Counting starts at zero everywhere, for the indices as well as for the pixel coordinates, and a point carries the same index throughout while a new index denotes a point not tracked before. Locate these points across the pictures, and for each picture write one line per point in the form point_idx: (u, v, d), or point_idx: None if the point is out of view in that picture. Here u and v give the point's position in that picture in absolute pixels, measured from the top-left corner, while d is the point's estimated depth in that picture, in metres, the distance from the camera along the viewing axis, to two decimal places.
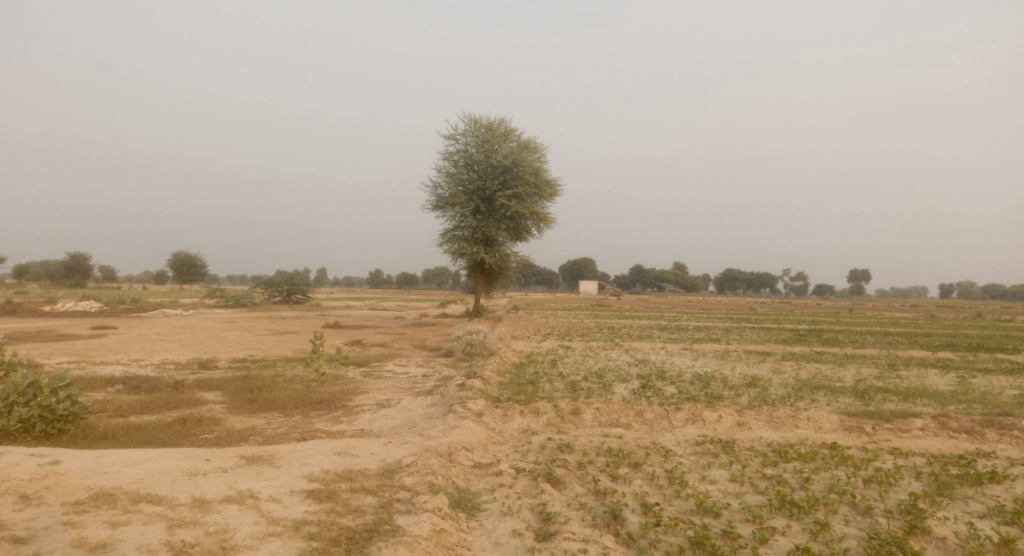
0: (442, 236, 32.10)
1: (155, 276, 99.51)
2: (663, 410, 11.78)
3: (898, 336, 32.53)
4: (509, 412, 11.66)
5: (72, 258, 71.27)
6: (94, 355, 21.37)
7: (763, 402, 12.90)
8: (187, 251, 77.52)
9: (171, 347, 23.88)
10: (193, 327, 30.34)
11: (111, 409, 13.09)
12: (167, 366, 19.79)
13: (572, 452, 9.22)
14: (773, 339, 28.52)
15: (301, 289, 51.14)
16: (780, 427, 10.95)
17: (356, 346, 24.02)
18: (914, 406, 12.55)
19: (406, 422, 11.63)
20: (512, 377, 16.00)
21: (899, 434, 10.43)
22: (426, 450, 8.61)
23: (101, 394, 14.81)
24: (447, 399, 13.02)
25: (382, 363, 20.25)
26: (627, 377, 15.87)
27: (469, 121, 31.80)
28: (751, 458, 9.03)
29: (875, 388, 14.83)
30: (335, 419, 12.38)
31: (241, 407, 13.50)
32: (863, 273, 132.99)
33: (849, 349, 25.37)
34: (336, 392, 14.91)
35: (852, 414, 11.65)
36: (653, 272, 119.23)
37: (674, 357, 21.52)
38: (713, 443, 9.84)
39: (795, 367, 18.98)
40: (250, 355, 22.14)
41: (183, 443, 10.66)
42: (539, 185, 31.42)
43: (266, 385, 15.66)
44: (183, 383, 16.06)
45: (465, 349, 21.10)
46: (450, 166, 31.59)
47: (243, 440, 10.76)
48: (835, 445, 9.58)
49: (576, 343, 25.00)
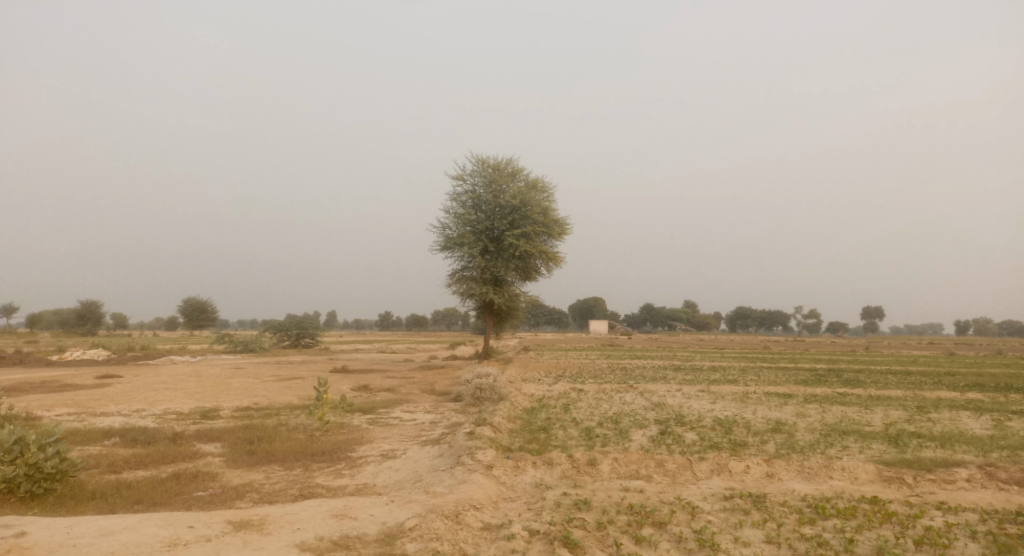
0: (451, 277, 31.74)
1: (166, 323, 99.76)
2: (686, 460, 11.02)
3: (921, 375, 31.38)
4: (521, 463, 10.94)
5: (84, 305, 71.76)
6: (94, 405, 20.83)
7: (791, 449, 12.13)
8: (197, 296, 77.77)
9: (175, 395, 23.32)
10: (199, 374, 29.86)
11: (104, 465, 12.48)
12: (168, 416, 19.21)
13: (590, 510, 8.49)
14: (791, 379, 27.53)
15: (310, 333, 50.75)
16: (812, 478, 10.17)
17: (363, 391, 23.42)
18: (954, 454, 11.72)
19: (411, 476, 10.96)
20: (523, 424, 15.25)
21: (943, 486, 9.63)
22: (431, 511, 7.92)
23: (97, 447, 14.22)
24: (455, 449, 12.31)
25: (388, 410, 19.59)
26: (644, 423, 15.10)
27: (477, 161, 31.71)
28: (786, 516, 8.28)
29: (908, 433, 13.96)
30: (337, 472, 11.70)
31: (239, 460, 12.86)
32: (876, 310, 131.55)
33: (872, 390, 24.39)
34: (339, 442, 14.24)
35: (889, 462, 10.86)
36: (664, 311, 118.46)
37: (692, 399, 20.70)
38: (743, 497, 9.10)
39: (819, 410, 18.10)
40: (254, 403, 21.58)
41: (175, 502, 10.02)
42: (548, 225, 31.10)
43: (268, 435, 15.01)
44: (182, 434, 15.46)
45: (474, 394, 20.39)
46: (458, 208, 31.35)
47: (238, 498, 10.10)
48: (876, 499, 8.83)
49: (589, 386, 24.24)
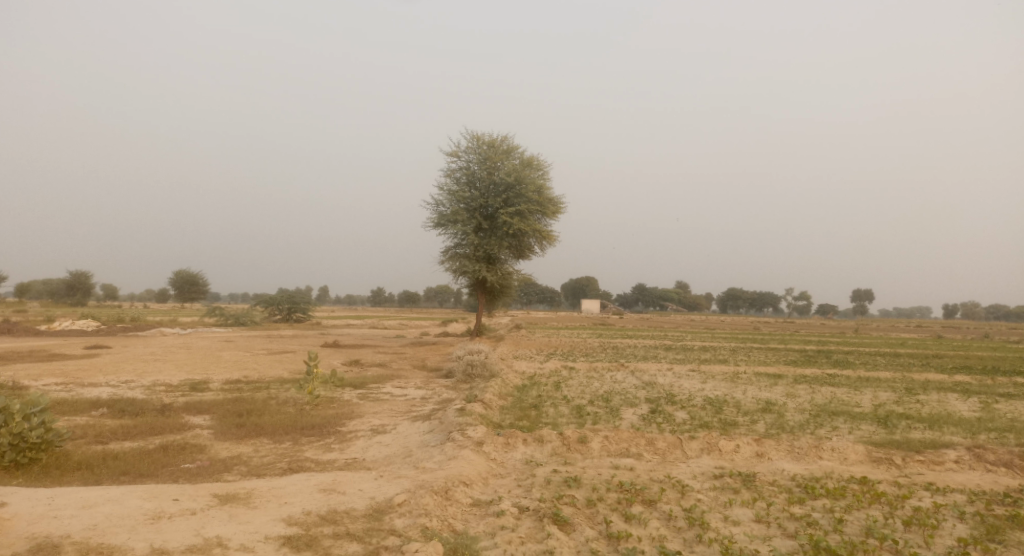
0: (444, 253, 31.54)
1: (157, 295, 99.12)
2: (677, 439, 11.01)
3: (909, 357, 31.59)
4: (512, 439, 10.89)
5: (73, 276, 71.04)
6: (82, 376, 20.64)
7: (782, 429, 12.15)
8: (188, 269, 77.19)
9: (164, 367, 23.17)
10: (189, 347, 29.66)
11: (91, 436, 12.36)
12: (157, 388, 19.05)
13: (580, 487, 8.45)
14: (781, 360, 27.63)
15: (302, 308, 50.51)
16: (802, 458, 10.18)
17: (354, 366, 23.35)
18: (943, 436, 11.77)
19: (401, 451, 10.90)
20: (514, 400, 15.21)
21: (932, 467, 9.67)
22: (420, 486, 7.86)
23: (84, 418, 14.08)
24: (445, 425, 12.25)
25: (379, 385, 19.51)
26: (635, 401, 15.09)
27: (472, 137, 31.32)
28: (775, 495, 8.27)
29: (897, 414, 14.01)
30: (326, 447, 11.63)
31: (228, 433, 12.77)
32: (866, 293, 132.46)
33: (861, 372, 24.52)
34: (329, 416, 14.15)
35: (879, 443, 10.88)
36: (656, 291, 118.87)
37: (682, 379, 20.74)
38: (733, 476, 9.09)
39: (809, 391, 18.17)
40: (244, 376, 21.46)
41: (162, 474, 9.92)
42: (542, 203, 30.87)
43: (257, 408, 14.90)
44: (170, 406, 15.34)
45: (465, 370, 20.34)
46: (451, 184, 31.04)
47: (226, 470, 10.03)
48: (865, 480, 8.85)
49: (580, 364, 24.25)
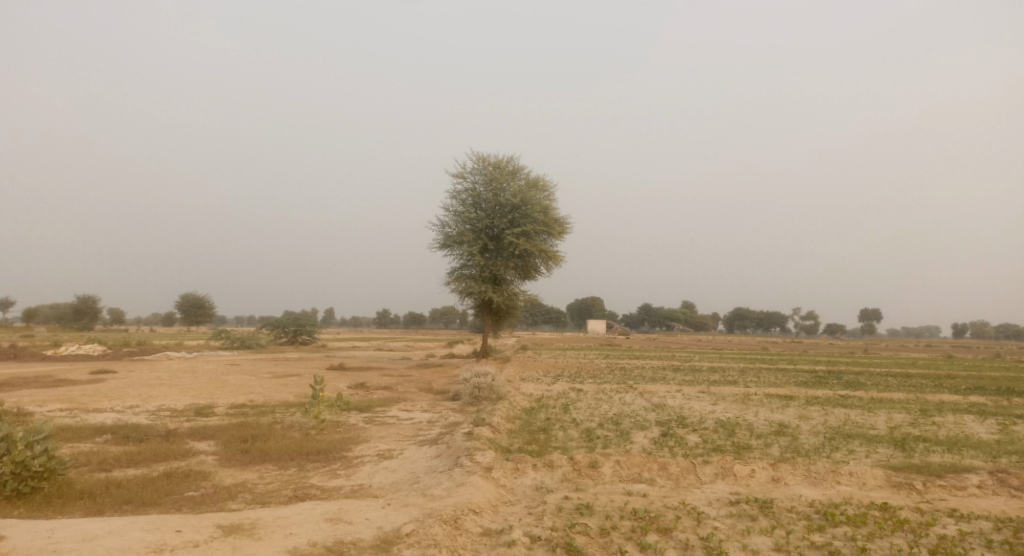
0: (450, 274, 31.47)
1: (163, 319, 99.40)
2: (690, 463, 10.76)
3: (922, 378, 31.12)
4: (521, 465, 10.67)
5: (81, 300, 71.35)
6: (88, 401, 20.52)
7: (796, 453, 11.90)
8: (195, 292, 77.45)
9: (169, 391, 23.04)
10: (195, 370, 29.53)
11: (95, 463, 12.20)
12: (162, 413, 18.91)
13: (593, 515, 8.23)
14: (791, 381, 27.25)
15: (308, 330, 50.43)
16: (820, 483, 9.92)
17: (360, 389, 23.15)
18: (962, 459, 11.49)
19: (408, 477, 10.70)
20: (522, 424, 14.99)
21: (954, 493, 9.40)
22: (429, 515, 7.66)
23: (88, 445, 13.93)
24: (453, 450, 12.04)
25: (385, 408, 19.32)
26: (645, 424, 14.84)
27: (477, 159, 31.41)
28: (794, 523, 8.03)
29: (914, 437, 13.71)
30: (332, 473, 11.43)
31: (233, 459, 12.59)
32: (874, 312, 131.59)
33: (874, 392, 24.13)
34: (335, 441, 13.96)
35: (898, 467, 10.60)
36: (662, 311, 118.47)
37: (692, 401, 20.44)
38: (749, 502, 8.85)
39: (822, 413, 17.87)
40: (250, 400, 21.29)
41: (165, 502, 9.74)
42: (548, 224, 30.83)
43: (262, 433, 14.73)
44: (175, 431, 15.18)
45: (472, 393, 20.13)
46: (457, 205, 31.06)
47: (230, 498, 9.84)
48: (886, 506, 8.60)
49: (588, 385, 23.99)
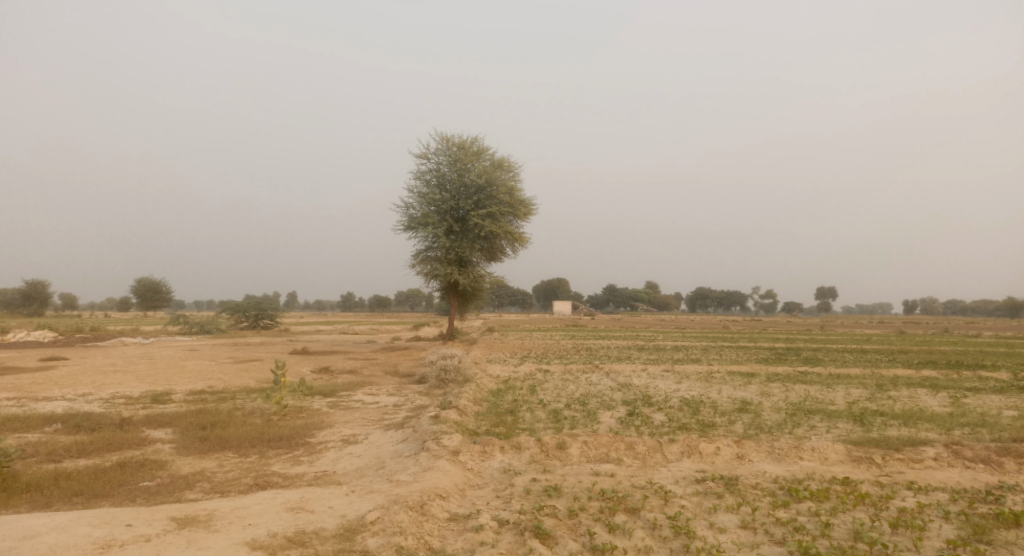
0: (415, 257, 31.06)
1: (118, 305, 96.31)
2: (656, 442, 10.80)
3: (876, 353, 32.00)
4: (488, 448, 10.55)
5: (29, 286, 68.54)
6: (37, 390, 19.65)
7: (760, 429, 12.07)
8: (151, 276, 75.20)
9: (125, 378, 22.26)
10: (152, 357, 28.61)
11: (43, 454, 11.66)
12: (116, 401, 18.23)
13: (561, 496, 8.17)
14: (753, 359, 27.78)
15: (270, 314, 49.41)
16: (783, 459, 10.05)
17: (325, 373, 22.78)
18: (919, 432, 11.80)
19: (374, 462, 10.51)
20: (489, 406, 14.88)
21: (912, 466, 9.62)
22: (394, 502, 7.48)
23: (36, 435, 13.33)
24: (419, 433, 11.85)
25: (350, 393, 19.00)
26: (612, 404, 14.89)
27: (441, 139, 30.91)
28: (759, 499, 8.11)
29: (871, 411, 14.06)
30: (295, 460, 11.15)
31: (191, 447, 12.18)
32: (830, 290, 135.47)
33: (832, 369, 24.75)
34: (298, 427, 13.64)
35: (858, 442, 10.82)
36: (626, 292, 119.83)
37: (657, 380, 20.63)
38: (715, 480, 8.90)
39: (783, 389, 18.22)
40: (209, 386, 20.72)
41: (118, 494, 9.35)
42: (513, 205, 30.61)
43: (222, 420, 14.30)
44: (130, 419, 14.64)
45: (439, 376, 19.95)
46: (422, 186, 30.57)
47: (188, 488, 9.49)
48: (848, 480, 8.75)
49: (554, 366, 24.04)
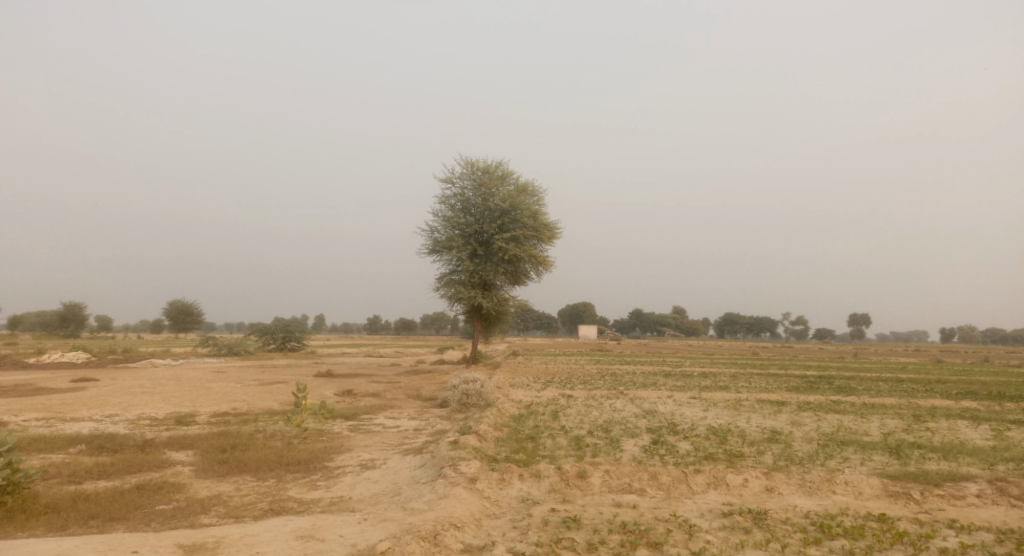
0: (439, 280, 31.09)
1: (151, 326, 98.22)
2: (681, 472, 10.42)
3: (913, 383, 30.85)
4: (507, 475, 10.28)
5: (67, 307, 70.41)
6: (65, 411, 19.90)
7: (791, 461, 11.61)
8: (183, 299, 76.59)
9: (151, 400, 22.46)
10: (179, 378, 28.91)
11: (65, 475, 11.73)
12: (141, 422, 18.36)
13: (580, 528, 7.87)
14: (783, 387, 27.00)
15: (297, 337, 49.81)
16: (815, 493, 9.60)
17: (347, 397, 22.71)
18: (959, 467, 11.22)
19: (390, 489, 10.33)
20: (510, 432, 14.60)
21: (952, 502, 9.11)
22: (407, 531, 7.28)
23: (60, 456, 13.45)
24: (437, 459, 11.65)
25: (371, 416, 18.86)
26: (636, 431, 14.50)
27: (466, 163, 31.08)
28: (790, 536, 7.72)
29: (908, 443, 13.45)
30: (311, 484, 11.01)
31: (210, 470, 12.13)
32: (863, 317, 132.28)
33: (866, 398, 23.90)
34: (317, 450, 13.53)
35: (894, 476, 10.32)
36: (653, 317, 118.59)
37: (683, 407, 20.12)
38: (743, 514, 8.51)
39: (815, 419, 17.60)
40: (233, 408, 20.79)
41: (135, 517, 9.32)
42: (537, 228, 30.54)
43: (242, 443, 14.27)
44: (152, 441, 14.70)
45: (460, 400, 19.74)
46: (446, 210, 30.70)
47: (203, 512, 9.42)
48: (884, 517, 8.31)
49: (578, 391, 23.64)
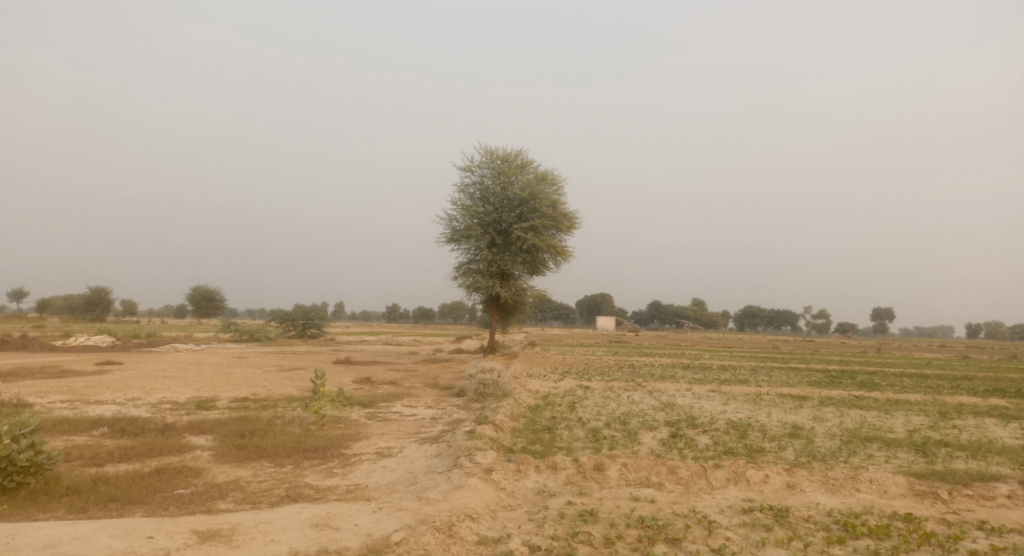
0: (457, 269, 31.05)
1: (175, 311, 99.84)
2: (701, 467, 10.24)
3: (938, 379, 30.20)
4: (523, 467, 10.18)
5: (93, 291, 71.78)
6: (90, 394, 20.20)
7: (813, 457, 11.38)
8: (206, 285, 77.60)
9: (173, 384, 22.73)
10: (201, 363, 29.25)
11: (88, 457, 11.88)
12: (163, 406, 18.57)
13: (597, 522, 7.75)
14: (804, 381, 26.59)
15: (316, 324, 50.23)
16: (838, 491, 9.38)
17: (365, 384, 22.80)
18: (989, 466, 10.91)
19: (406, 478, 10.29)
20: (526, 422, 14.50)
21: (982, 503, 8.84)
22: (422, 521, 7.23)
23: (83, 438, 13.63)
24: (453, 449, 11.60)
25: (389, 404, 18.89)
26: (654, 424, 14.33)
27: (486, 152, 30.89)
28: (812, 534, 7.53)
29: (935, 441, 13.12)
30: (328, 471, 11.02)
31: (228, 455, 12.19)
32: (886, 311, 130.25)
33: (889, 394, 23.45)
34: (334, 437, 13.55)
35: (920, 475, 10.05)
36: (671, 308, 117.82)
37: (702, 400, 19.87)
38: (763, 511, 8.34)
39: (837, 414, 17.28)
40: (252, 394, 20.96)
41: (153, 501, 9.39)
42: (556, 218, 30.31)
43: (261, 428, 14.36)
44: (173, 425, 14.85)
45: (477, 389, 19.70)
46: (465, 199, 30.59)
47: (220, 497, 9.46)
48: (910, 516, 8.08)
49: (595, 383, 23.46)
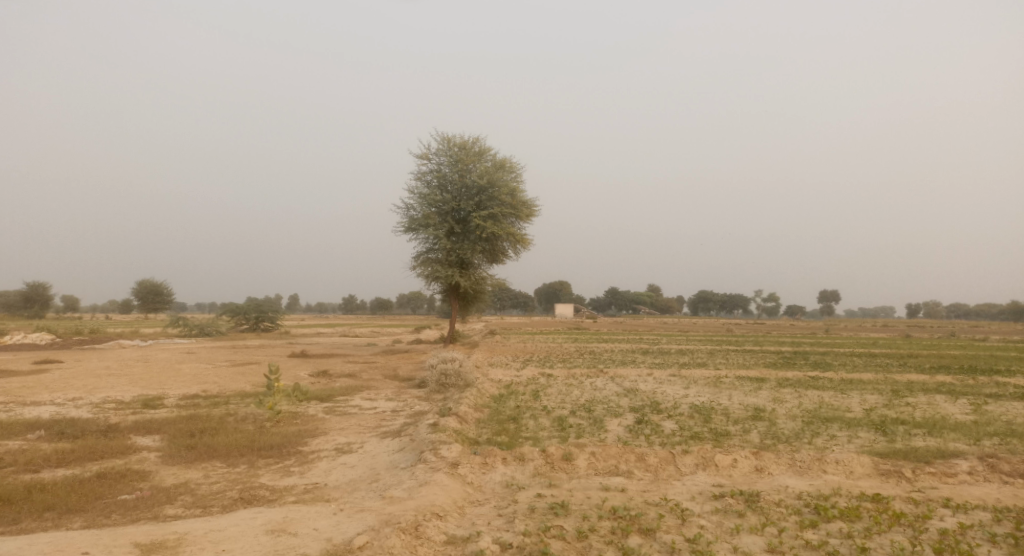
0: (415, 258, 30.39)
1: (120, 307, 95.67)
2: (669, 453, 10.11)
3: (887, 358, 31.11)
4: (490, 459, 9.89)
5: (30, 287, 68.00)
6: (26, 395, 18.97)
7: (777, 439, 11.43)
8: (151, 278, 74.59)
9: (116, 383, 21.53)
10: (147, 359, 27.91)
11: (21, 463, 11.03)
12: (106, 406, 17.54)
13: (569, 515, 7.50)
14: (760, 363, 26.99)
15: (270, 317, 48.75)
16: (805, 473, 9.37)
17: (322, 378, 22.11)
18: (945, 443, 11.12)
19: (368, 474, 9.87)
20: (490, 413, 14.19)
21: (944, 480, 8.95)
22: (386, 523, 6.85)
23: (17, 443, 12.70)
24: (417, 443, 11.21)
25: (348, 398, 18.29)
26: (619, 411, 14.19)
27: (442, 139, 30.25)
28: (785, 518, 7.45)
29: (892, 419, 13.33)
30: (285, 470, 10.49)
31: (177, 456, 11.50)
32: (833, 294, 134.83)
33: (843, 374, 23.95)
34: (290, 434, 12.97)
35: (883, 453, 10.15)
36: (628, 295, 119.25)
37: (664, 385, 19.90)
38: (735, 496, 8.23)
39: (796, 396, 17.49)
40: (203, 391, 20.04)
41: (94, 509, 8.73)
42: (515, 206, 30.00)
43: (212, 426, 13.65)
44: (117, 425, 13.99)
45: (439, 380, 19.29)
46: (423, 187, 29.93)
47: (168, 502, 8.86)
48: (878, 496, 8.10)
49: (557, 370, 23.31)
